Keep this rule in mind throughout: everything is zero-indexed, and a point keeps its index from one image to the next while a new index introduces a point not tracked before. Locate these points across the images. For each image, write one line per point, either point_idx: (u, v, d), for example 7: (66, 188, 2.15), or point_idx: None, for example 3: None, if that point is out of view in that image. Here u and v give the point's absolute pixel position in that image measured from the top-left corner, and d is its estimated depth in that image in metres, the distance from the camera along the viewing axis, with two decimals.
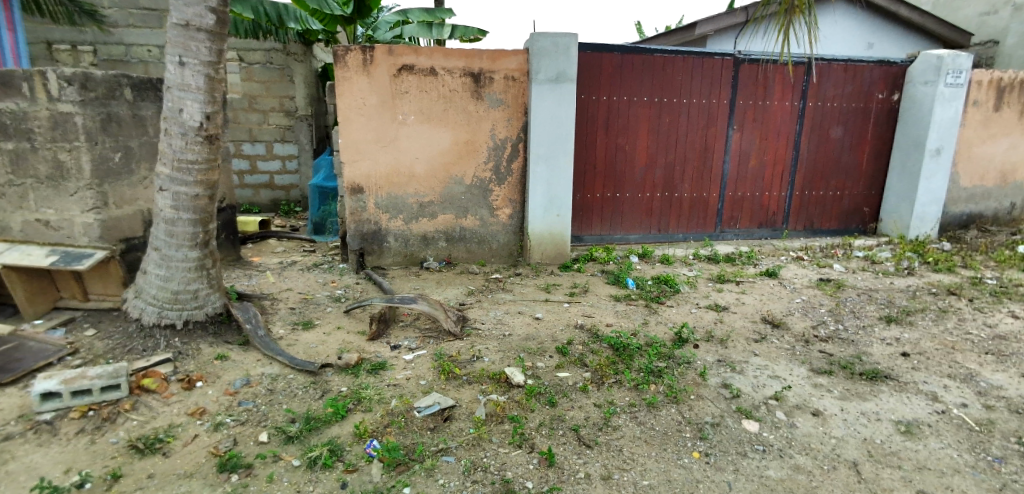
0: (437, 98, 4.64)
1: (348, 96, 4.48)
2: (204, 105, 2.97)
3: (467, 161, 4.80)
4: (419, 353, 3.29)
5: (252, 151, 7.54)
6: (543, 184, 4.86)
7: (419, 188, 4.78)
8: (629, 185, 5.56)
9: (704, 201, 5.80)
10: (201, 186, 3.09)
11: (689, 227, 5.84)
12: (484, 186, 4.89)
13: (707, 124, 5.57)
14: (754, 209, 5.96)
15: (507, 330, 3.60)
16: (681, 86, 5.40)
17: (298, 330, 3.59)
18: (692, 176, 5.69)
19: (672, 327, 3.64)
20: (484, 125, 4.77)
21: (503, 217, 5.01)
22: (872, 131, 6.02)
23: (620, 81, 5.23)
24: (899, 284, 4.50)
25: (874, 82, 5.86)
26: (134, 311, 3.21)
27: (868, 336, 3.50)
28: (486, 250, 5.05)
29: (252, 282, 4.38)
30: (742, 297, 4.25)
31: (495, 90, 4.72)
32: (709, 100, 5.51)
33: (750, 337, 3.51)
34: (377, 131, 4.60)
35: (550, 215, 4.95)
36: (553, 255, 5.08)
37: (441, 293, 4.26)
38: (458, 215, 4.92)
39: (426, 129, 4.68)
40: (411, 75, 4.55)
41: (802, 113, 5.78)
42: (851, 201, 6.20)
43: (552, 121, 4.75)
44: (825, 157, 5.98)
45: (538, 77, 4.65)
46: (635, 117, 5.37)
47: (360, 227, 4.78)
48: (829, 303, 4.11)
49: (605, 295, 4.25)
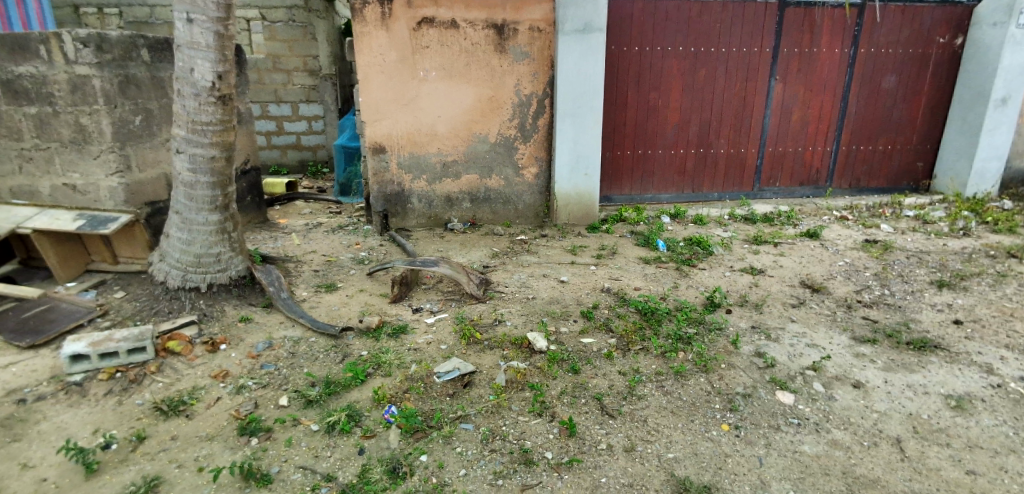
0: (459, 53, 4.43)
1: (366, 53, 4.32)
2: (215, 63, 2.87)
3: (490, 119, 4.62)
4: (440, 316, 3.25)
5: (278, 112, 7.48)
6: (569, 143, 4.65)
7: (441, 148, 4.64)
8: (661, 143, 5.28)
9: (741, 158, 5.48)
10: (217, 147, 3.04)
11: (724, 186, 5.56)
12: (508, 145, 4.72)
13: (746, 75, 5.19)
14: (796, 167, 5.61)
15: (531, 293, 3.50)
16: (719, 34, 5.02)
17: (321, 292, 3.58)
18: (729, 132, 5.36)
19: (703, 291, 3.48)
20: (508, 80, 4.55)
21: (528, 177, 4.84)
22: (932, 80, 5.52)
23: (653, 30, 4.89)
24: (954, 245, 4.18)
25: (936, 25, 5.33)
26: (160, 275, 3.24)
27: (917, 302, 3.27)
28: (511, 211, 4.92)
29: (277, 245, 4.38)
30: (779, 260, 4.03)
31: (520, 42, 4.47)
32: (750, 49, 5.12)
33: (787, 302, 3.32)
34: (397, 89, 4.44)
35: (577, 174, 4.76)
36: (580, 216, 4.91)
37: (465, 255, 4.18)
38: (482, 175, 4.78)
39: (448, 86, 4.50)
40: (431, 29, 4.34)
41: (853, 61, 5.32)
42: (903, 157, 5.77)
43: (578, 75, 4.50)
44: (876, 110, 5.54)
45: (565, 28, 4.37)
46: (669, 69, 5.04)
47: (383, 188, 4.70)
48: (874, 265, 3.85)
49: (633, 258, 4.10)
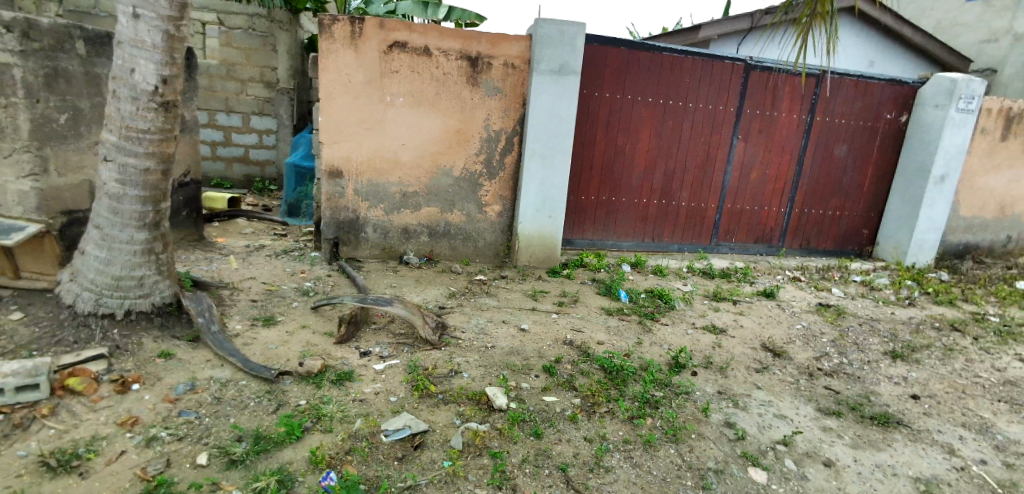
0: (430, 81, 4.27)
1: (332, 71, 4.09)
2: (160, 66, 2.56)
3: (457, 152, 4.46)
4: (390, 363, 2.96)
5: (227, 122, 7.05)
6: (536, 183, 4.54)
7: (404, 177, 4.42)
8: (626, 190, 5.26)
9: (702, 211, 5.54)
10: (152, 158, 2.69)
11: (684, 237, 5.59)
12: (474, 180, 4.55)
13: (711, 131, 5.30)
14: (752, 224, 5.73)
15: (489, 341, 3.27)
16: (687, 89, 5.12)
17: (257, 327, 3.22)
18: (692, 185, 5.43)
19: (668, 350, 3.37)
20: (479, 113, 4.42)
21: (491, 214, 4.68)
22: (878, 152, 5.83)
23: (625, 79, 4.93)
24: (901, 315, 4.31)
25: (884, 102, 5.66)
26: (67, 297, 2.81)
27: (875, 373, 3.28)
28: (471, 248, 4.71)
29: (212, 268, 3.98)
30: (740, 319, 4.00)
31: (493, 77, 4.37)
32: (716, 106, 5.24)
33: (751, 366, 3.26)
34: (361, 111, 4.22)
35: (542, 215, 4.63)
36: (542, 259, 4.76)
37: (420, 294, 3.92)
38: (444, 209, 4.57)
39: (416, 113, 4.31)
40: (403, 53, 4.18)
41: (809, 128, 5.55)
42: (850, 223, 6.02)
43: (551, 116, 4.43)
44: (827, 176, 5.77)
45: (540, 67, 4.31)
46: (638, 118, 5.07)
47: (337, 215, 4.41)
48: (830, 331, 3.88)
49: (596, 308, 3.96)
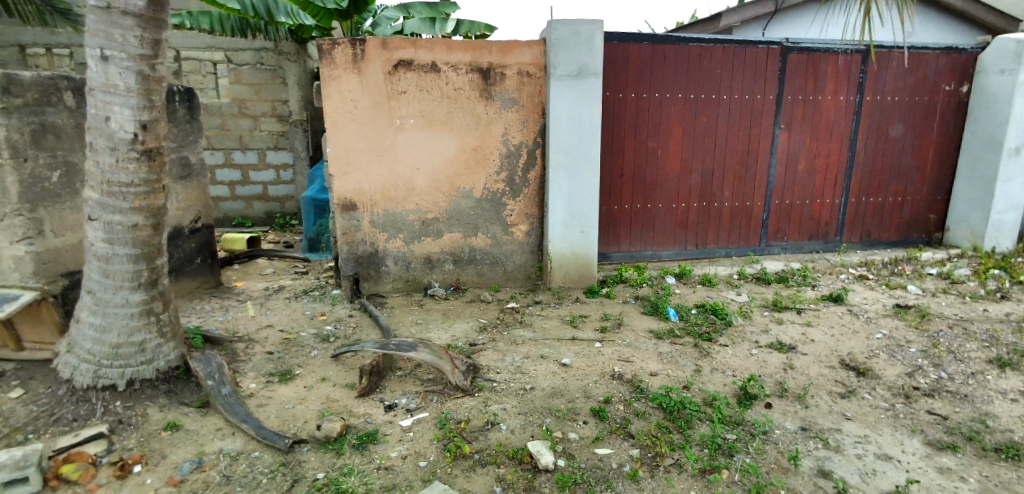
0: (440, 98, 3.98)
1: (336, 98, 3.84)
2: (137, 111, 2.35)
3: (476, 171, 4.14)
4: (418, 418, 2.62)
5: (243, 160, 6.95)
6: (564, 197, 4.18)
7: (421, 203, 4.12)
8: (662, 195, 4.85)
9: (747, 211, 5.08)
10: (140, 213, 2.47)
11: (730, 241, 5.12)
12: (496, 200, 4.22)
13: (750, 123, 4.85)
14: (804, 220, 5.23)
15: (528, 382, 2.91)
16: (719, 80, 4.69)
17: (273, 384, 2.94)
18: (733, 183, 4.97)
19: (733, 378, 2.94)
20: (496, 128, 4.10)
21: (518, 235, 4.33)
22: (939, 128, 5.26)
23: (650, 76, 4.54)
24: (995, 312, 3.76)
25: (940, 73, 5.11)
26: (65, 370, 2.59)
27: (984, 390, 2.78)
28: (500, 273, 4.38)
29: (227, 318, 3.75)
30: (808, 332, 3.53)
31: (507, 88, 4.05)
32: (752, 95, 4.80)
33: (834, 391, 2.80)
34: (370, 138, 3.95)
35: (572, 231, 4.26)
36: (578, 278, 4.38)
37: (447, 330, 3.59)
38: (467, 234, 4.25)
39: (428, 135, 4.02)
40: (409, 72, 3.90)
41: (859, 109, 5.04)
42: (914, 209, 5.45)
43: (573, 123, 4.07)
44: (884, 159, 5.23)
45: (558, 72, 3.97)
46: (668, 116, 4.67)
47: (354, 250, 4.13)
48: (919, 340, 3.37)
49: (644, 331, 3.56)
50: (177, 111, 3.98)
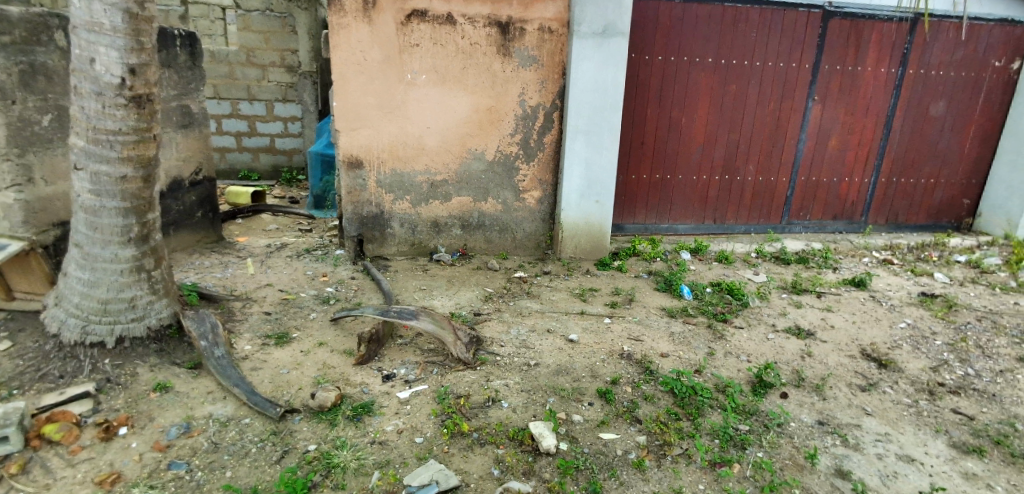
0: (455, 53, 3.74)
1: (344, 48, 3.59)
2: (124, 53, 2.17)
3: (488, 133, 3.93)
4: (416, 390, 2.52)
5: (250, 111, 6.73)
6: (580, 165, 3.98)
7: (429, 165, 3.94)
8: (683, 166, 4.62)
9: (771, 187, 4.84)
10: (129, 164, 2.32)
11: (750, 217, 4.91)
12: (508, 164, 4.03)
13: (782, 94, 4.56)
14: (830, 198, 4.99)
15: (533, 357, 2.79)
16: (754, 45, 4.38)
17: (269, 347, 2.85)
18: (759, 157, 4.72)
19: (747, 364, 2.80)
20: (511, 88, 3.86)
21: (530, 202, 4.15)
22: (984, 107, 4.93)
23: (680, 37, 4.24)
24: None
25: (993, 46, 4.74)
26: (52, 325, 2.51)
27: (1015, 389, 2.62)
28: (509, 240, 4.22)
29: (226, 275, 3.65)
30: (829, 318, 3.38)
31: (527, 44, 3.79)
32: (788, 63, 4.49)
33: (854, 383, 2.66)
34: (379, 93, 3.73)
35: (587, 201, 4.08)
36: (589, 249, 4.22)
37: (452, 298, 3.47)
38: (476, 198, 4.07)
39: (441, 92, 3.80)
40: (423, 23, 3.65)
41: (900, 83, 4.72)
42: (947, 192, 5.19)
43: (595, 86, 3.82)
44: (921, 138, 4.94)
45: (582, 30, 3.70)
46: (696, 82, 4.38)
47: (358, 210, 3.98)
48: (945, 332, 3.20)
49: (656, 308, 3.41)
50: (177, 57, 3.73)
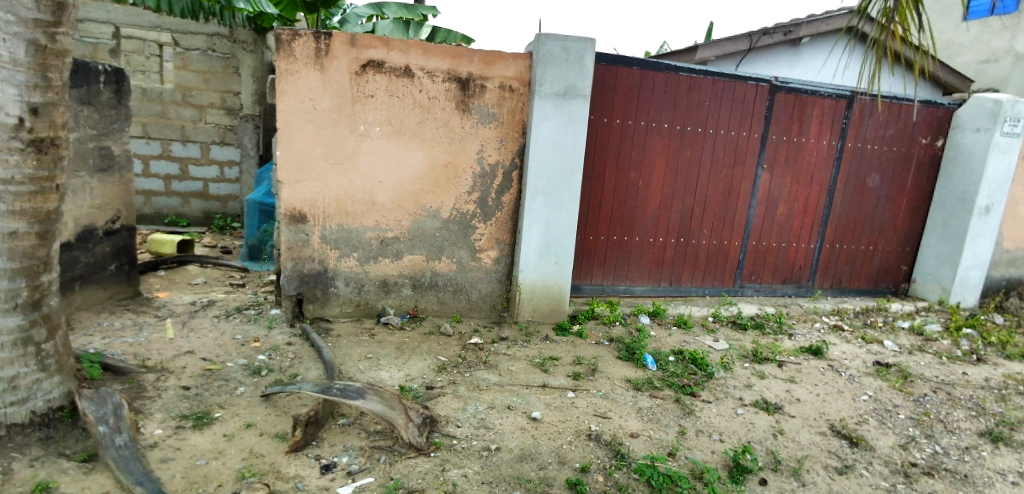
0: (412, 106, 3.58)
1: (292, 96, 3.37)
2: (25, 90, 1.85)
3: (445, 189, 3.75)
4: (361, 484, 2.17)
5: (183, 153, 6.28)
6: (540, 224, 3.84)
7: (381, 220, 3.69)
8: (641, 228, 4.58)
9: (725, 250, 4.89)
10: (21, 218, 1.95)
11: (705, 280, 4.91)
12: (465, 222, 3.84)
13: (733, 161, 4.68)
14: (779, 262, 5.09)
15: (493, 441, 2.51)
16: (707, 113, 4.50)
17: (184, 430, 2.42)
18: (713, 221, 4.77)
19: (721, 444, 2.64)
20: (471, 144, 3.73)
21: (486, 262, 3.95)
22: (913, 180, 5.26)
23: (637, 102, 4.29)
24: (974, 376, 3.65)
25: (918, 125, 5.12)
26: None
27: (984, 469, 2.59)
28: (463, 301, 3.97)
29: (139, 340, 3.16)
30: (792, 390, 3.31)
31: (487, 101, 3.69)
32: (739, 133, 4.63)
33: (831, 466, 2.54)
34: (329, 144, 3.49)
35: (546, 262, 3.92)
36: (548, 312, 4.02)
37: (401, 369, 3.16)
38: (430, 257, 3.83)
39: (395, 145, 3.61)
40: (379, 74, 3.49)
41: (840, 155, 4.97)
42: (884, 259, 5.43)
43: (556, 145, 3.76)
44: (860, 207, 5.18)
45: (543, 90, 3.65)
46: (653, 146, 4.43)
47: (300, 267, 3.63)
48: (906, 405, 3.19)
49: (620, 380, 3.23)
50: (100, 94, 3.42)
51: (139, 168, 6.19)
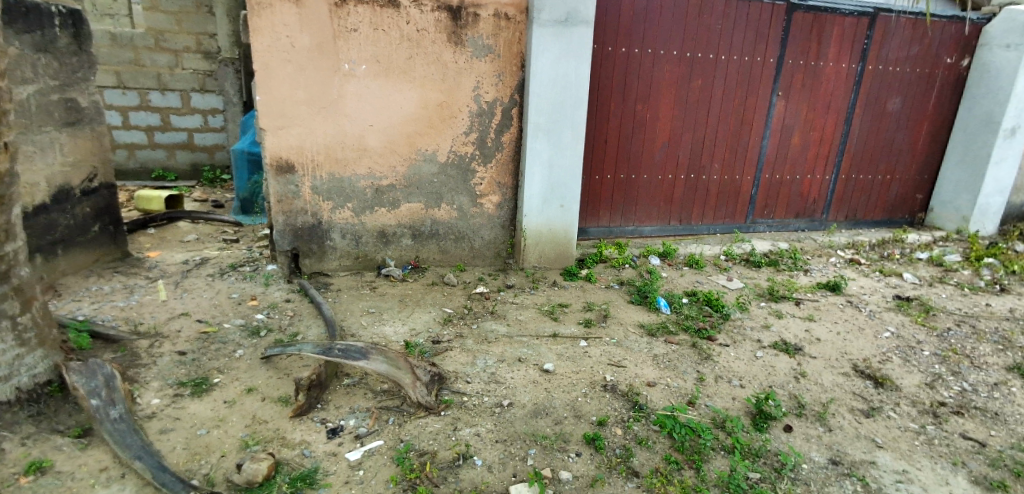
0: (399, 41, 3.26)
1: (266, 33, 3.04)
2: None
3: (441, 131, 3.48)
4: (370, 447, 2.09)
5: (162, 102, 5.93)
6: (543, 166, 3.60)
7: (374, 167, 3.45)
8: (649, 165, 4.33)
9: (736, 186, 4.65)
10: None
11: (716, 217, 4.70)
12: (464, 166, 3.60)
13: (747, 90, 4.36)
14: (792, 196, 4.87)
15: (506, 396, 2.41)
16: (719, 37, 4.13)
17: (182, 399, 2.31)
18: (724, 155, 4.51)
19: (742, 390, 2.55)
20: (466, 81, 3.43)
21: (488, 207, 3.75)
22: (935, 104, 4.95)
23: (644, 28, 3.92)
24: (998, 307, 3.54)
25: (944, 43, 4.75)
26: None
27: (1014, 405, 2.51)
28: (466, 249, 3.80)
29: (130, 304, 3.03)
30: (811, 329, 3.20)
31: (481, 32, 3.36)
32: (753, 58, 4.28)
33: (856, 409, 2.46)
34: (311, 86, 3.20)
35: (551, 206, 3.72)
36: (555, 258, 3.86)
37: (405, 323, 3.03)
38: (429, 204, 3.63)
39: (383, 85, 3.31)
40: (360, 5, 3.15)
41: (860, 79, 4.63)
42: (901, 188, 5.20)
43: (557, 79, 3.45)
44: (878, 135, 4.90)
45: (542, 17, 3.31)
46: (661, 77, 4.09)
47: (292, 220, 3.44)
48: (930, 341, 3.09)
49: (633, 325, 3.11)
50: (57, 39, 3.09)
51: (117, 121, 5.86)
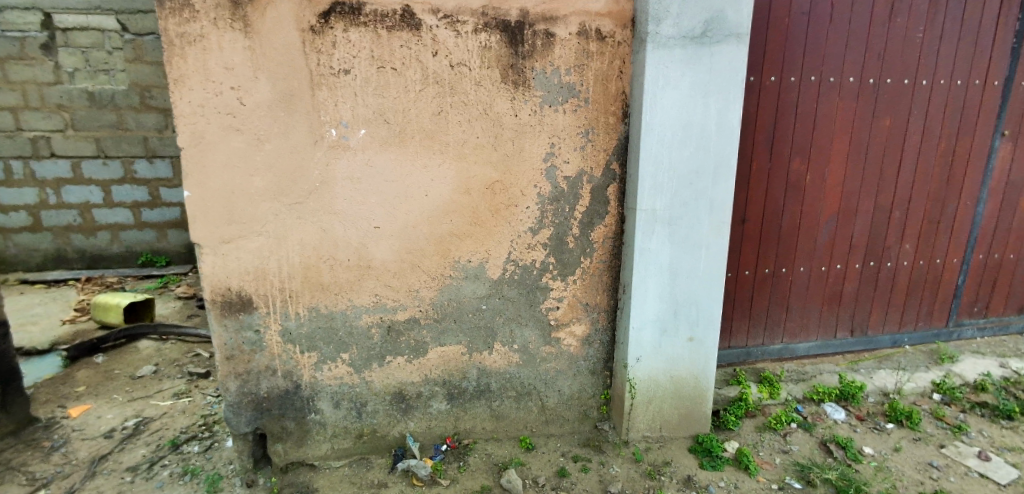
0: (421, 85, 1.95)
1: (194, 85, 1.77)
2: None
3: (489, 233, 2.11)
4: None
5: (149, 172, 4.88)
6: (661, 278, 2.17)
7: (383, 292, 2.10)
8: (807, 252, 2.80)
9: (936, 274, 3.05)
10: None
11: (904, 321, 3.09)
12: (529, 284, 2.20)
13: (958, 130, 2.82)
14: (1015, 282, 3.22)
15: None
16: (918, 53, 2.65)
17: None
18: (920, 230, 2.93)
19: None
20: (531, 150, 2.07)
21: (570, 344, 2.31)
22: None
23: (804, 45, 2.48)
24: None
25: None
26: None
27: None
28: (533, 411, 2.35)
29: None
30: None
31: (557, 63, 2.01)
32: (968, 82, 2.76)
33: None
34: (275, 170, 1.89)
35: (673, 340, 2.25)
36: (679, 420, 2.36)
37: None
38: (473, 346, 2.22)
39: (395, 161, 1.98)
40: (354, 30, 1.86)
41: None
42: None
43: (687, 137, 2.04)
44: None
45: (663, 32, 1.94)
46: (828, 117, 2.62)
47: (252, 387, 2.09)
48: None
49: None
50: None
51: (97, 196, 4.86)
